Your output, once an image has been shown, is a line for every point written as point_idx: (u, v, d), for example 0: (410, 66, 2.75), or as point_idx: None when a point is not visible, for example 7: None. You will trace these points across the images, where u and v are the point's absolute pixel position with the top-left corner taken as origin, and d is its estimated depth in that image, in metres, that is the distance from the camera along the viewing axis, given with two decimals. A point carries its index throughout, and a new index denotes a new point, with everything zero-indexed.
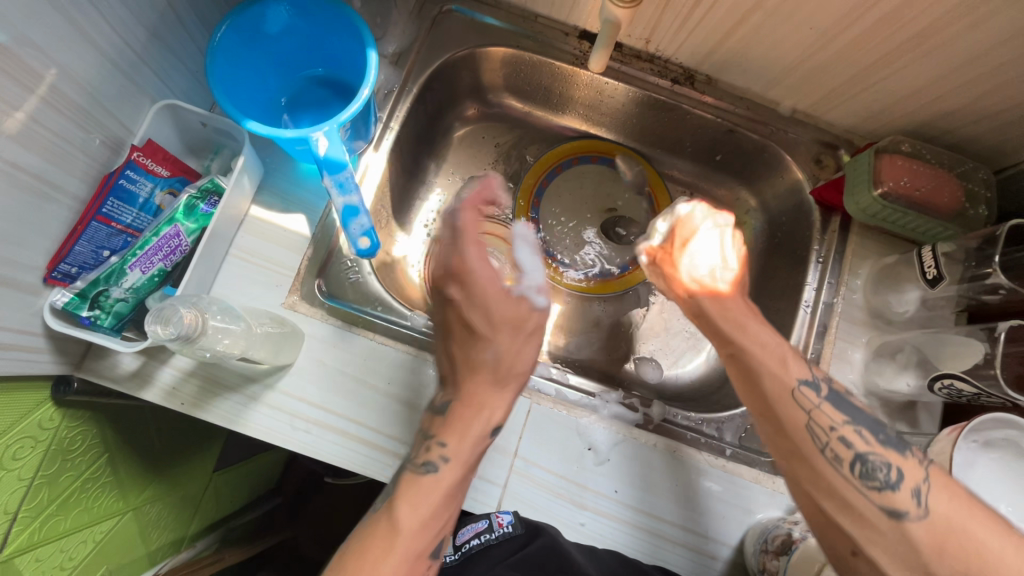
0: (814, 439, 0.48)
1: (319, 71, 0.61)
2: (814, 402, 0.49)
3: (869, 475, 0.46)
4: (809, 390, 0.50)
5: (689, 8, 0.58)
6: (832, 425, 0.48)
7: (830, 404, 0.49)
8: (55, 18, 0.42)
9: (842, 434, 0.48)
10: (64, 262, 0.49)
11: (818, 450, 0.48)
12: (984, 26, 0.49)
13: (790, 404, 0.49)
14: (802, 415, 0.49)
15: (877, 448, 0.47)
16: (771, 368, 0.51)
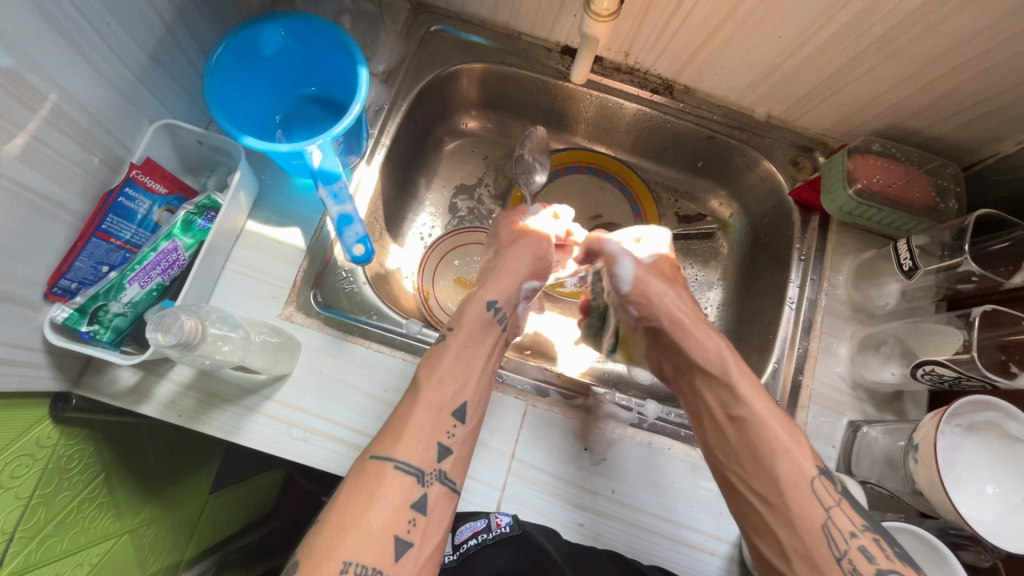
0: (830, 546, 0.44)
1: (312, 91, 0.63)
2: (831, 498, 0.46)
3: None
4: (824, 483, 0.47)
5: (664, 22, 0.62)
6: (851, 532, 0.45)
7: (848, 505, 0.46)
8: (60, 43, 0.44)
9: (862, 543, 0.44)
10: (64, 278, 0.50)
11: (834, 560, 0.44)
12: (938, 30, 0.52)
13: (806, 501, 0.46)
14: (818, 514, 0.45)
15: (897, 565, 0.43)
16: (788, 446, 0.48)
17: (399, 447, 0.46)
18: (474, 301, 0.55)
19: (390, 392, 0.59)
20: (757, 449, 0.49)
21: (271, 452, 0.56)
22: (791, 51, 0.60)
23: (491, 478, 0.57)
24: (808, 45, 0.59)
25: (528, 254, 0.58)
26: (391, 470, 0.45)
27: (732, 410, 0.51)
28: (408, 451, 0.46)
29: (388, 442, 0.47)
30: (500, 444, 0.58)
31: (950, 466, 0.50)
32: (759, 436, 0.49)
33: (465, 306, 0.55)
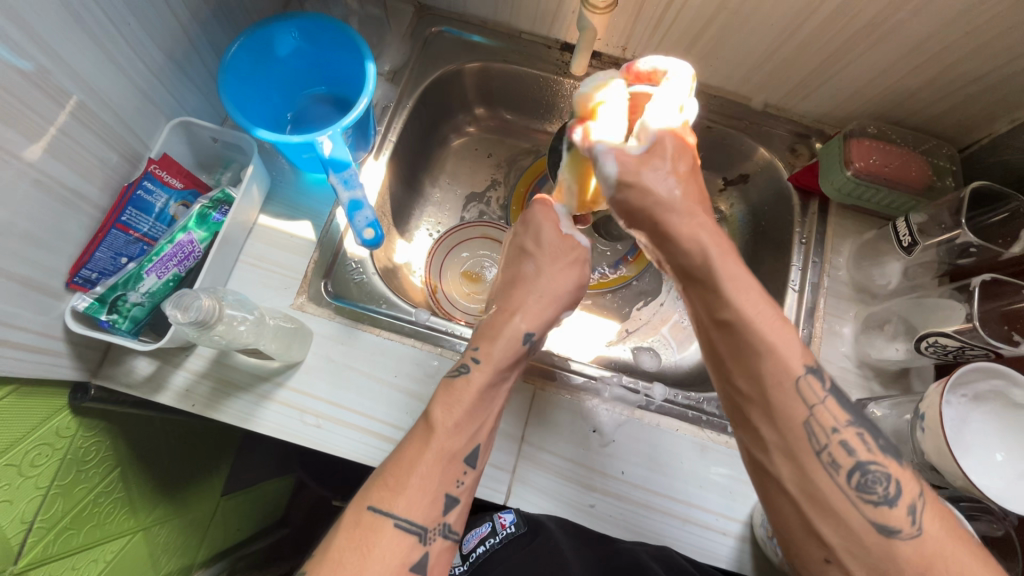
0: (809, 440, 0.43)
1: (322, 90, 0.65)
2: (818, 396, 0.44)
3: (866, 488, 0.42)
4: (813, 380, 0.45)
5: (660, 15, 0.64)
6: (833, 427, 0.43)
7: (834, 402, 0.44)
8: (86, 41, 0.46)
9: (843, 438, 0.43)
10: (85, 267, 0.52)
11: (813, 453, 0.43)
12: (925, 11, 0.54)
13: (787, 395, 0.44)
14: (801, 411, 0.44)
15: (877, 457, 0.43)
16: (773, 347, 0.45)
17: (400, 499, 0.45)
18: (512, 336, 0.53)
19: (400, 378, 0.60)
20: (746, 353, 0.46)
21: (286, 439, 0.57)
22: (784, 39, 0.62)
23: (502, 461, 0.58)
24: (801, 31, 0.61)
25: (575, 277, 0.57)
26: (391, 527, 0.45)
27: (718, 314, 0.46)
28: (408, 503, 0.45)
29: (388, 493, 0.46)
30: (511, 427, 0.59)
31: (958, 435, 0.50)
32: (749, 338, 0.45)
33: (498, 343, 0.52)
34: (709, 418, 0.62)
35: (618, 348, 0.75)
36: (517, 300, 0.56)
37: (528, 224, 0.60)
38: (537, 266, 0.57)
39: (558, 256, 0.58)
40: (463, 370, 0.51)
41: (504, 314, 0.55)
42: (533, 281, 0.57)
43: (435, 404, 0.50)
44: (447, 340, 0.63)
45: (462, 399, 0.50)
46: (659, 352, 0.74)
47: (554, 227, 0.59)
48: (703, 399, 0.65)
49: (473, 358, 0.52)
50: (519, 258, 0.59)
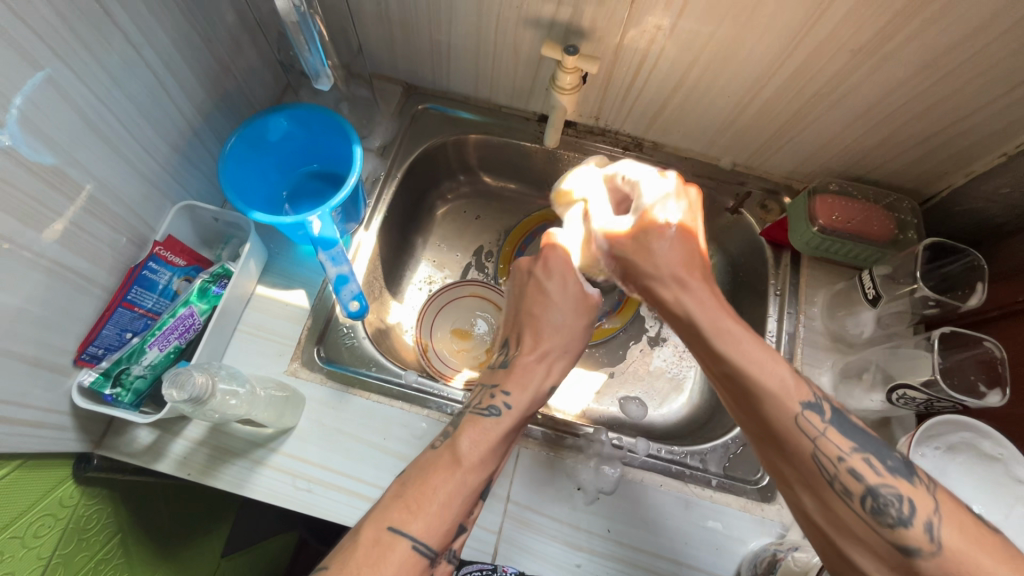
0: (820, 472, 0.41)
1: (314, 167, 0.70)
2: (817, 428, 0.42)
3: (881, 511, 0.39)
4: (811, 414, 0.42)
5: (626, 88, 0.69)
6: (839, 456, 0.41)
7: (837, 432, 0.42)
8: (97, 142, 0.51)
9: (851, 465, 0.40)
10: (92, 344, 0.55)
11: (826, 484, 0.41)
12: (866, 82, 0.58)
13: (789, 433, 0.42)
14: (806, 444, 0.42)
15: (888, 479, 0.40)
16: (771, 390, 0.43)
17: (417, 521, 0.43)
18: (539, 389, 0.53)
19: (389, 441, 0.62)
20: (736, 378, 0.44)
21: (278, 503, 0.59)
22: (743, 106, 0.67)
23: (487, 521, 0.59)
24: (758, 99, 0.65)
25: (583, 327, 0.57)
26: (406, 548, 0.42)
27: (723, 367, 0.45)
28: (425, 528, 0.43)
29: (409, 516, 0.43)
30: (496, 486, 0.60)
31: None
32: (750, 388, 0.43)
33: (529, 392, 0.52)
34: (692, 472, 0.63)
35: (605, 402, 0.76)
36: (543, 344, 0.55)
37: (549, 263, 0.59)
38: (564, 316, 0.56)
39: (577, 310, 0.57)
40: (494, 413, 0.50)
41: (521, 357, 0.54)
42: (559, 331, 0.55)
43: (463, 436, 0.49)
44: (434, 400, 0.65)
45: (490, 436, 0.49)
46: (646, 402, 0.76)
47: (577, 282, 0.58)
48: (686, 453, 0.65)
49: (505, 403, 0.51)
50: (540, 301, 0.57)
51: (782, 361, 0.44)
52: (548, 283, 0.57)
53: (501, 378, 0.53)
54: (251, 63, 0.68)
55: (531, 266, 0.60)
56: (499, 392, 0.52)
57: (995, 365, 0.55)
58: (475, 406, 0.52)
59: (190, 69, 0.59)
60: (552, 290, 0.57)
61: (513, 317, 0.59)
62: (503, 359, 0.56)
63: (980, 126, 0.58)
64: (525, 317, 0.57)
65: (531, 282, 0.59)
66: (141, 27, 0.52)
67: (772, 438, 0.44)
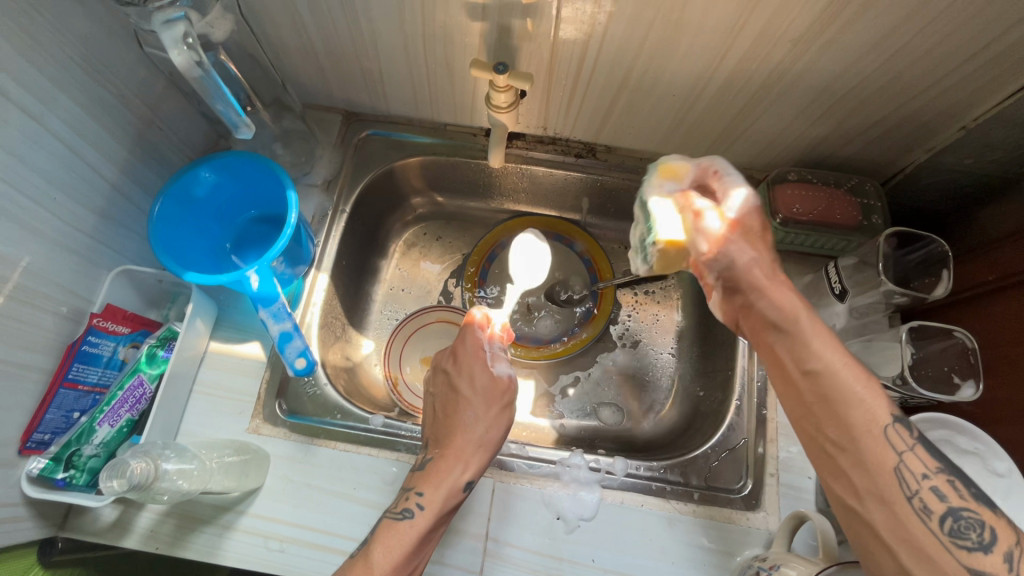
0: (901, 486, 0.41)
1: (254, 213, 0.68)
2: (905, 443, 0.42)
3: (959, 534, 0.39)
4: (901, 427, 0.43)
5: (568, 97, 0.67)
6: (924, 474, 0.41)
7: (924, 449, 0.42)
8: (12, 227, 0.49)
9: (934, 484, 0.41)
10: (37, 431, 0.53)
11: (905, 499, 0.41)
12: (809, 73, 0.56)
13: (876, 442, 0.42)
14: (891, 457, 0.42)
15: (970, 504, 0.40)
16: (863, 397, 0.44)
17: None
18: (456, 483, 0.53)
19: (359, 489, 0.60)
20: (834, 402, 0.44)
21: (252, 568, 0.58)
22: (690, 103, 0.64)
23: (466, 562, 0.57)
24: (703, 96, 0.62)
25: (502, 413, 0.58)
26: None
27: (806, 364, 0.46)
28: None
29: None
30: (472, 525, 0.59)
31: None
32: (837, 394, 0.44)
33: (442, 488, 0.52)
34: (674, 488, 0.61)
35: (584, 416, 0.74)
36: (456, 442, 0.55)
37: (460, 358, 0.60)
38: (476, 415, 0.57)
39: (488, 400, 0.58)
40: (408, 516, 0.50)
41: (440, 455, 0.55)
42: (471, 428, 0.56)
43: (375, 543, 0.49)
44: (403, 442, 0.63)
45: (402, 542, 0.49)
46: (622, 410, 0.75)
47: (486, 372, 0.59)
48: (666, 468, 0.63)
49: (419, 504, 0.51)
50: (453, 401, 0.58)
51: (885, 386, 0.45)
52: (457, 381, 0.59)
53: (417, 480, 0.53)
54: (176, 113, 0.65)
55: (443, 362, 0.61)
56: (413, 493, 0.52)
57: (968, 355, 0.53)
58: (392, 509, 0.52)
59: (105, 130, 0.56)
60: (463, 389, 0.58)
61: (431, 411, 0.60)
62: (420, 458, 0.55)
63: (935, 102, 0.56)
64: (439, 417, 0.58)
65: (443, 379, 0.60)
66: (40, 97, 0.49)
67: (847, 446, 0.43)
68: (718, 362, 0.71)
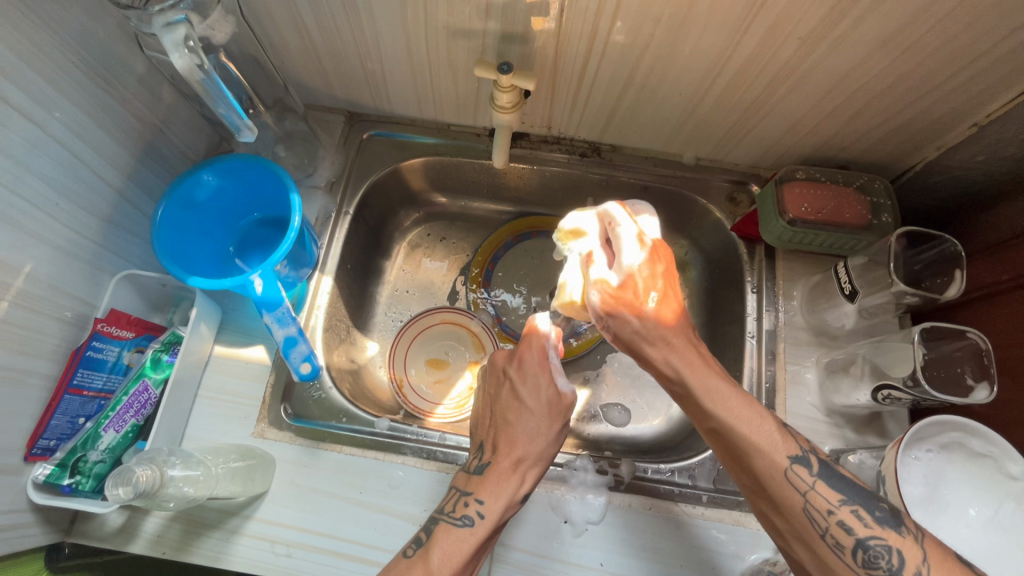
0: (812, 525, 0.43)
1: (257, 216, 0.68)
2: (806, 482, 0.44)
3: (871, 563, 0.41)
4: (799, 467, 0.44)
5: (573, 96, 0.66)
6: (829, 510, 0.43)
7: (825, 485, 0.44)
8: (15, 234, 0.49)
9: (840, 518, 0.43)
10: (42, 438, 0.53)
11: (818, 537, 0.43)
12: (818, 70, 0.55)
13: (779, 487, 0.44)
14: (796, 499, 0.44)
15: (876, 531, 0.42)
16: (760, 445, 0.45)
17: None
18: (514, 495, 0.51)
19: (366, 493, 0.60)
20: (738, 455, 0.46)
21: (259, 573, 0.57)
22: (697, 102, 0.63)
23: None
24: (710, 95, 0.62)
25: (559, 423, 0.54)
26: None
27: (705, 421, 0.47)
28: None
29: None
30: None
31: (933, 492, 0.49)
32: (739, 444, 0.45)
33: (503, 499, 0.50)
34: (682, 491, 0.61)
35: (591, 417, 0.74)
36: (517, 452, 0.52)
37: (524, 363, 0.56)
38: (539, 424, 0.54)
39: (551, 414, 0.54)
40: (467, 524, 0.49)
41: (497, 464, 0.52)
42: (534, 441, 0.53)
43: (435, 547, 0.48)
44: (409, 446, 0.63)
45: (459, 550, 0.48)
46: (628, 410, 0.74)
47: (552, 383, 0.55)
48: (674, 471, 0.62)
49: (478, 512, 0.50)
50: (514, 408, 0.54)
51: (769, 415, 0.46)
52: (522, 389, 0.55)
53: (475, 485, 0.51)
54: (178, 116, 0.65)
55: (505, 365, 0.57)
56: (472, 500, 0.50)
57: (981, 357, 0.52)
58: (448, 513, 0.50)
59: (107, 135, 0.56)
60: (526, 397, 0.54)
61: (487, 417, 0.56)
62: (477, 464, 0.53)
63: (946, 99, 0.55)
64: (498, 423, 0.54)
65: (506, 385, 0.56)
66: (42, 102, 0.49)
67: (764, 493, 0.45)
68: (725, 362, 0.70)
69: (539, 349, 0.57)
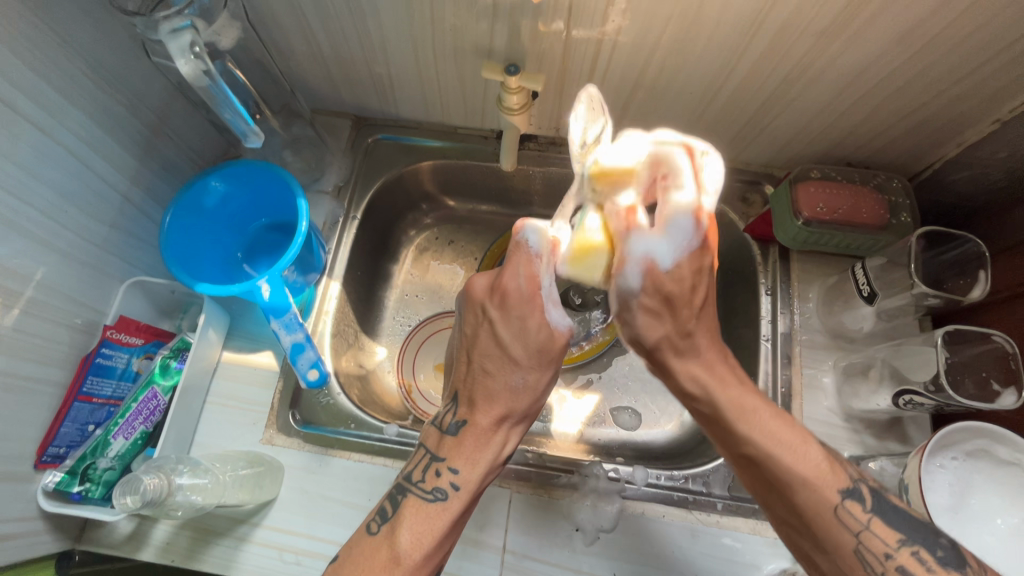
0: (864, 567, 0.41)
1: (265, 221, 0.67)
2: (859, 520, 0.41)
3: None
4: (851, 503, 0.42)
5: (581, 97, 0.65)
6: (886, 553, 0.40)
7: (880, 523, 0.41)
8: (24, 242, 0.49)
9: (899, 562, 0.40)
10: (52, 445, 0.53)
11: None
12: (834, 66, 0.54)
13: (830, 529, 0.41)
14: (848, 539, 0.41)
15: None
16: (806, 477, 0.42)
17: None
18: (493, 458, 0.50)
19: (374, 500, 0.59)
20: (776, 485, 0.43)
21: None
22: (709, 99, 0.62)
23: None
24: (722, 92, 0.60)
25: (551, 370, 0.51)
26: None
27: (740, 447, 0.45)
28: None
29: None
30: (489, 537, 0.58)
31: (961, 501, 0.47)
32: (782, 476, 0.43)
33: (481, 466, 0.49)
34: (696, 498, 0.59)
35: (602, 422, 0.73)
36: (497, 409, 0.50)
37: (507, 297, 0.50)
38: (525, 376, 0.50)
39: (537, 361, 0.50)
40: (440, 497, 0.48)
41: (476, 423, 0.50)
42: (517, 396, 0.50)
43: (404, 528, 0.47)
44: None
45: (434, 525, 0.47)
46: (639, 414, 0.73)
47: (541, 323, 0.50)
48: (687, 478, 0.61)
49: (452, 483, 0.49)
50: (495, 357, 0.50)
51: (813, 441, 0.44)
52: (504, 332, 0.50)
53: (449, 451, 0.50)
54: (186, 122, 0.65)
55: (485, 301, 0.51)
56: (445, 469, 0.49)
57: (1007, 361, 0.51)
58: (419, 485, 0.49)
59: (116, 141, 0.56)
60: (509, 343, 0.50)
61: (466, 360, 0.52)
62: (453, 423, 0.51)
63: (968, 95, 0.53)
64: (477, 373, 0.51)
65: (486, 325, 0.51)
66: (51, 111, 0.49)
67: (804, 526, 0.43)
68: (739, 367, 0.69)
69: (527, 272, 0.50)
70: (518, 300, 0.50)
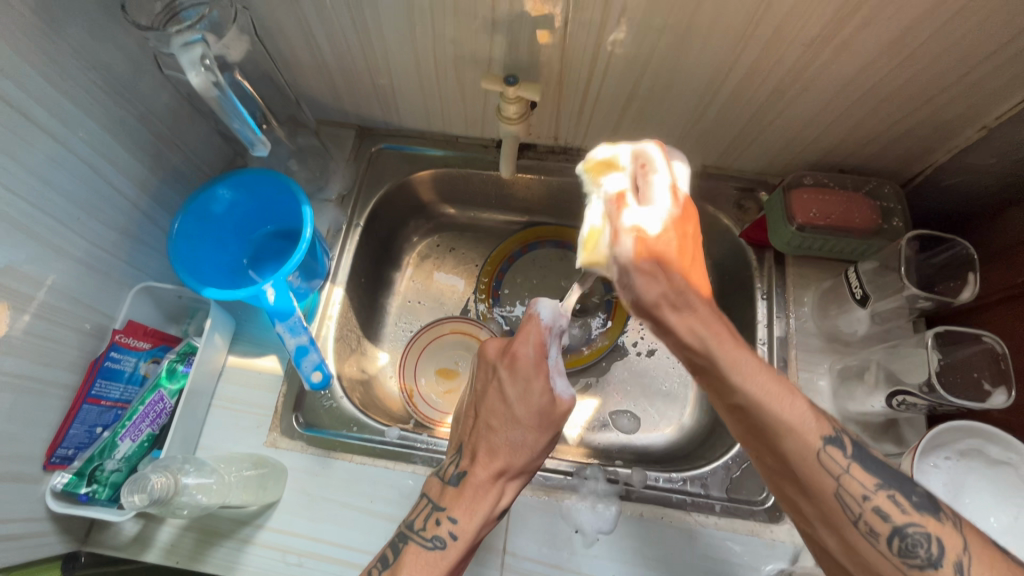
0: (843, 510, 0.41)
1: (270, 228, 0.69)
2: (840, 465, 0.41)
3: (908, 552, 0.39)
4: (833, 448, 0.41)
5: (578, 107, 0.67)
6: (864, 494, 0.40)
7: (860, 467, 0.41)
8: (37, 247, 0.50)
9: (876, 504, 0.40)
10: (61, 446, 0.54)
11: (850, 523, 0.41)
12: (823, 75, 0.55)
13: (813, 472, 0.41)
14: (829, 483, 0.41)
15: (915, 517, 0.40)
16: (790, 425, 0.41)
17: None
18: (491, 510, 0.50)
19: (376, 502, 0.60)
20: (764, 434, 0.42)
21: None
22: (702, 108, 0.63)
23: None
24: (716, 101, 0.62)
25: (550, 435, 0.51)
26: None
27: (730, 398, 0.42)
28: None
29: None
30: (489, 539, 0.58)
31: (955, 500, 0.48)
32: (766, 421, 0.41)
33: (478, 518, 0.49)
34: (695, 500, 0.60)
35: (602, 426, 0.73)
36: (497, 463, 0.50)
37: (515, 359, 0.52)
38: (526, 433, 0.50)
39: (539, 424, 0.51)
40: (438, 546, 0.48)
41: (475, 475, 0.50)
42: (517, 452, 0.50)
43: (403, 571, 0.47)
44: (418, 454, 0.63)
45: (432, 574, 0.47)
46: (639, 418, 0.74)
47: (544, 388, 0.51)
48: (686, 480, 0.62)
49: (450, 532, 0.49)
50: (498, 413, 0.51)
51: (798, 390, 0.42)
52: (509, 392, 0.51)
53: (450, 500, 0.50)
54: (194, 132, 0.67)
55: (496, 361, 0.53)
56: (444, 518, 0.49)
57: (998, 361, 0.51)
58: (419, 532, 0.49)
59: (126, 151, 0.58)
60: (513, 402, 0.50)
61: (473, 417, 0.54)
62: (455, 474, 0.51)
63: (955, 102, 0.55)
64: (481, 429, 0.52)
65: (494, 382, 0.52)
66: (66, 121, 0.51)
67: (785, 469, 0.42)
68: None
69: (533, 341, 0.52)
70: (524, 361, 0.51)
